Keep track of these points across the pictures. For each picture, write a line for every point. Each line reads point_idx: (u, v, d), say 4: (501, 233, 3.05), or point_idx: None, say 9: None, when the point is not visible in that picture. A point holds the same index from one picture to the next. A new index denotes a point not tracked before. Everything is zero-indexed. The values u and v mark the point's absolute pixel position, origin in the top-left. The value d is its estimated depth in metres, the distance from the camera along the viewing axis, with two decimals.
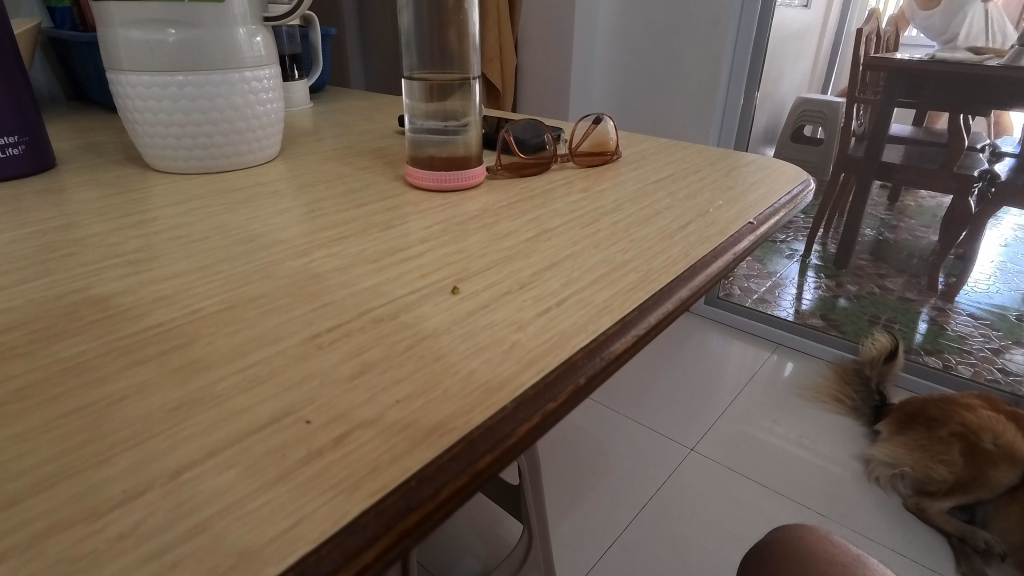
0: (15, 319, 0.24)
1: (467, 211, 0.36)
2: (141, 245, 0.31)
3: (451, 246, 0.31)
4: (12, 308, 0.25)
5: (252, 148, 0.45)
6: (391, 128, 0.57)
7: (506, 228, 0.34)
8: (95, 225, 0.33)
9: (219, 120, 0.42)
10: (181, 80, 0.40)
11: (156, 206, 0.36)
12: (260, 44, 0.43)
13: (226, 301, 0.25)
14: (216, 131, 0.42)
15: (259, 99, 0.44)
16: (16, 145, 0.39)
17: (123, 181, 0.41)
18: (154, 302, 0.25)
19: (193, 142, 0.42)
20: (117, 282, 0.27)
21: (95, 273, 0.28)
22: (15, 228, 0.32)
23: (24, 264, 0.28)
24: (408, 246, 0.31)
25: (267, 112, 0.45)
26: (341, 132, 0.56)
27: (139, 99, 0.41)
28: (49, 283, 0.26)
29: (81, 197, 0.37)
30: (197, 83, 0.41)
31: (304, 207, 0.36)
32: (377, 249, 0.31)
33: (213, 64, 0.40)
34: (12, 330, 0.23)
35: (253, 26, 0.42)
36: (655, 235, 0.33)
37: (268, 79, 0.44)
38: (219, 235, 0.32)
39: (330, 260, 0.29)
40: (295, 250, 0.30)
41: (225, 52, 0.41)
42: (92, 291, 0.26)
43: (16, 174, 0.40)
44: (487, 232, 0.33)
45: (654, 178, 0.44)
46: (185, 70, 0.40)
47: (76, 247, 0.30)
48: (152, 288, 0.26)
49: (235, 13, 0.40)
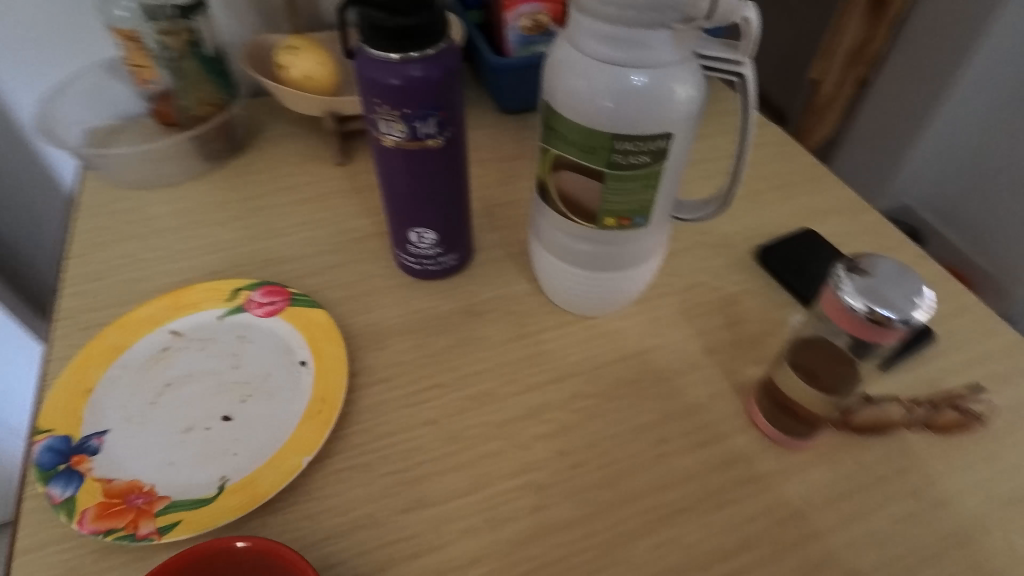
0: (484, 548, 0.40)
1: (791, 497, 0.43)
2: (545, 459, 0.44)
3: (767, 566, 0.40)
4: (477, 530, 0.41)
5: (623, 303, 0.53)
6: (745, 246, 0.59)
7: (818, 553, 0.40)
8: (518, 406, 0.47)
9: (604, 294, 0.50)
10: (586, 270, 0.49)
11: (550, 380, 0.49)
12: (658, 237, 0.48)
13: None
14: (598, 298, 0.51)
15: (640, 276, 0.50)
16: (455, 258, 0.55)
17: (525, 315, 0.54)
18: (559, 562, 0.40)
19: (579, 301, 0.52)
20: (533, 519, 0.41)
21: (517, 496, 0.42)
22: (465, 390, 0.48)
23: (475, 460, 0.44)
24: (734, 550, 0.40)
25: (642, 281, 0.51)
26: (697, 238, 0.59)
27: (552, 270, 0.50)
28: (494, 500, 0.42)
29: (499, 338, 0.52)
30: (598, 272, 0.49)
31: (656, 430, 0.46)
32: (708, 547, 0.40)
33: (615, 261, 0.47)
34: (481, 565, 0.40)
35: (659, 227, 0.47)
36: None
37: (654, 259, 0.50)
38: (595, 460, 0.44)
39: (672, 549, 0.40)
40: (648, 519, 0.41)
41: (626, 254, 0.47)
42: (521, 525, 0.41)
43: (450, 274, 0.56)
44: (802, 554, 0.40)
45: (1004, 493, 0.43)
46: (598, 265, 0.48)
47: (502, 443, 0.45)
48: (558, 539, 0.41)
49: (648, 228, 0.46)
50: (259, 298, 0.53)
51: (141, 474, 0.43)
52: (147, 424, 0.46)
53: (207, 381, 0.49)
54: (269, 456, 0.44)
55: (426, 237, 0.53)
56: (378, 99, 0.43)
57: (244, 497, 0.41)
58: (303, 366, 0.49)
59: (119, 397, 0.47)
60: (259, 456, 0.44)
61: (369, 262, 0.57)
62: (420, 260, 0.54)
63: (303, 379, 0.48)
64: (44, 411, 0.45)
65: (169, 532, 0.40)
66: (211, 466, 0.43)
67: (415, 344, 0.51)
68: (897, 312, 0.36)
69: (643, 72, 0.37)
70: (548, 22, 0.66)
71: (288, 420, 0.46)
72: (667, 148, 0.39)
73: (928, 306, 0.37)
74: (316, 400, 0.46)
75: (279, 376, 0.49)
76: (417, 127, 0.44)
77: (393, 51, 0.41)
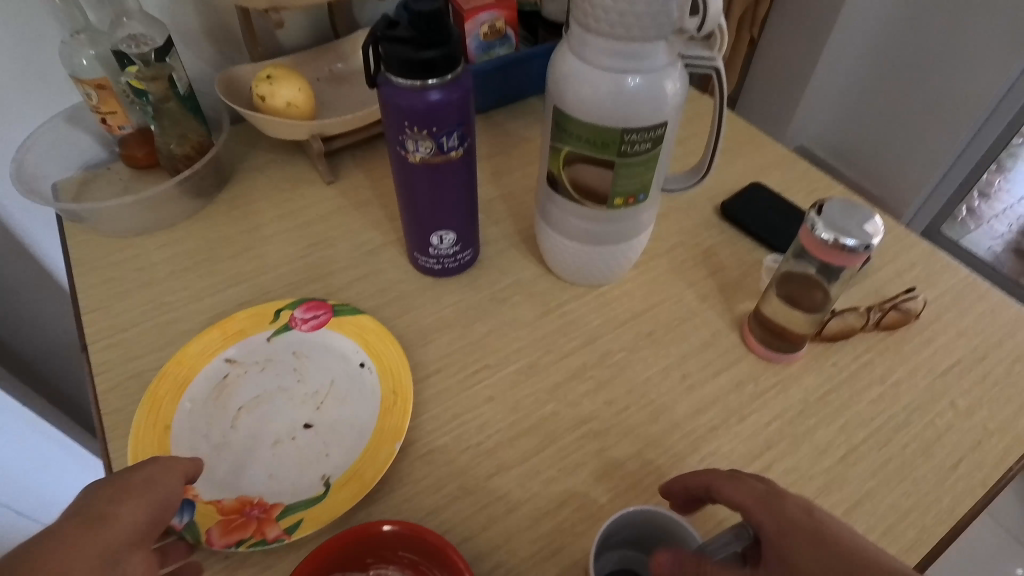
0: (564, 491, 0.48)
1: (793, 400, 0.53)
2: (594, 411, 0.52)
3: (787, 457, 0.50)
4: (555, 477, 0.49)
5: (624, 271, 0.61)
6: (708, 205, 0.69)
7: (822, 439, 0.51)
8: (562, 371, 0.55)
9: (610, 264, 0.58)
10: (594, 246, 0.56)
11: (579, 345, 0.57)
12: (654, 210, 0.56)
13: (666, 499, 0.48)
14: (604, 270, 0.59)
15: (640, 246, 0.58)
16: (469, 253, 0.61)
17: (542, 293, 0.61)
18: (629, 489, 0.48)
19: (588, 274, 0.59)
20: (598, 459, 0.50)
21: (581, 445, 0.50)
22: (510, 366, 0.55)
23: (537, 424, 0.52)
24: (761, 450, 0.50)
25: (640, 250, 0.59)
26: (669, 205, 0.69)
27: (564, 249, 0.58)
28: (561, 452, 0.50)
29: (525, 316, 0.59)
30: (605, 247, 0.56)
31: (677, 369, 0.55)
32: (740, 451, 0.50)
33: (620, 236, 0.55)
34: (567, 505, 0.47)
35: (655, 202, 0.54)
36: (931, 475, 0.49)
37: (650, 229, 0.58)
38: (637, 405, 0.53)
39: (714, 460, 0.50)
40: (689, 441, 0.51)
41: (630, 229, 0.55)
42: (590, 465, 0.49)
43: (466, 268, 0.62)
44: (811, 442, 0.51)
45: (944, 366, 0.56)
46: (607, 242, 0.56)
47: (555, 404, 0.53)
48: (622, 472, 0.49)
49: (648, 205, 0.53)
50: (301, 315, 0.57)
51: (246, 492, 0.47)
52: (232, 448, 0.49)
53: (277, 399, 0.52)
54: (361, 452, 0.49)
55: (446, 238, 0.58)
56: (405, 122, 0.48)
57: (353, 488, 0.46)
58: (363, 368, 0.54)
59: (196, 429, 0.50)
60: (353, 453, 0.49)
61: (392, 271, 0.63)
62: (440, 260, 0.60)
63: (368, 379, 0.53)
64: (133, 454, 0.47)
65: (298, 530, 0.44)
66: (310, 471, 0.48)
67: (454, 335, 0.57)
68: (859, 240, 0.46)
69: (638, 75, 0.44)
70: (505, 27, 0.72)
71: (366, 418, 0.51)
72: (664, 134, 0.47)
73: (879, 232, 0.47)
74: (389, 393, 0.51)
75: (342, 383, 0.53)
76: (442, 142, 0.49)
77: (416, 78, 0.46)
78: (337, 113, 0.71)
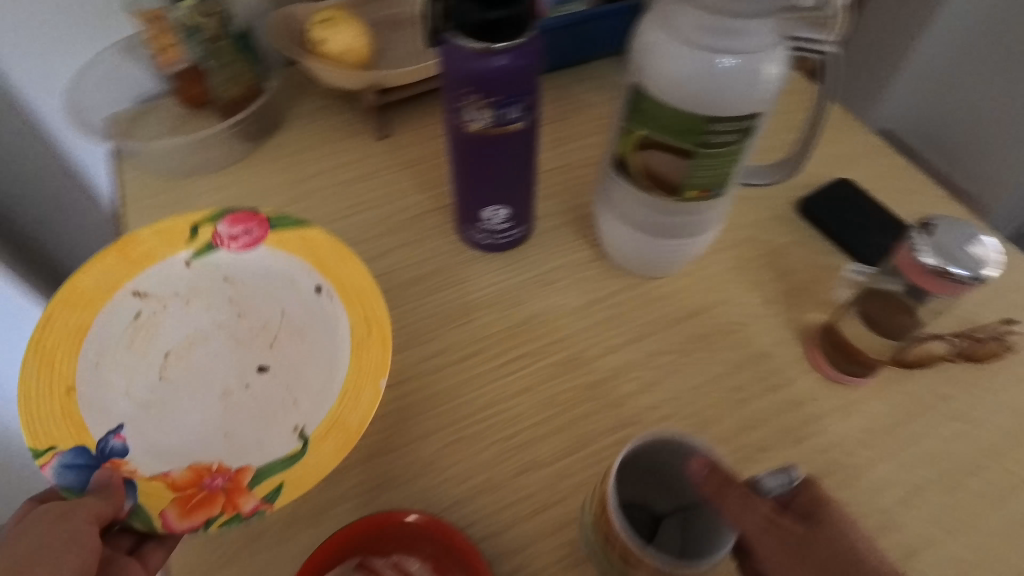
0: None
1: (853, 427, 0.49)
2: (634, 416, 0.49)
3: (841, 490, 0.46)
4: (586, 483, 0.46)
5: (684, 265, 0.56)
6: (784, 199, 0.62)
7: (882, 475, 0.47)
8: (605, 368, 0.52)
9: (671, 258, 0.54)
10: (656, 238, 0.51)
11: (626, 341, 0.53)
12: (728, 205, 0.51)
13: None
14: (664, 263, 0.54)
15: (706, 241, 0.53)
16: (521, 230, 0.57)
17: (591, 280, 0.57)
18: None
19: (646, 265, 0.55)
20: None
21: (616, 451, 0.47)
22: (549, 357, 0.52)
23: (572, 422, 0.49)
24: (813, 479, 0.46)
25: (705, 245, 0.54)
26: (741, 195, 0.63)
27: (623, 237, 0.53)
28: (594, 456, 0.47)
29: (570, 303, 0.55)
30: (668, 240, 0.52)
31: (729, 379, 0.51)
32: None
33: (686, 230, 0.50)
34: None
35: (730, 197, 0.49)
36: (1001, 530, 0.45)
37: (720, 224, 0.53)
38: (681, 414, 0.49)
39: None
40: (734, 461, 0.47)
41: (699, 224, 0.50)
42: None
43: (516, 246, 0.59)
44: (869, 477, 0.47)
45: None
46: (672, 234, 0.51)
47: (594, 403, 0.50)
48: None
49: (723, 199, 0.48)
50: (225, 231, 0.53)
51: (204, 456, 0.45)
52: (174, 398, 0.47)
53: (215, 340, 0.51)
54: (333, 398, 0.46)
55: (498, 213, 0.54)
56: (465, 88, 0.43)
57: (337, 437, 0.44)
58: (321, 292, 0.51)
59: (125, 370, 0.48)
60: (321, 401, 0.46)
61: (435, 241, 0.60)
62: (490, 235, 0.56)
63: (326, 303, 0.51)
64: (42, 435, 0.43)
65: (278, 498, 0.42)
66: (278, 425, 0.46)
67: (494, 317, 0.55)
68: (968, 270, 0.40)
69: (734, 55, 0.39)
70: None
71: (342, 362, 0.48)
72: (754, 125, 0.41)
73: (994, 261, 0.41)
74: (360, 329, 0.48)
75: (296, 310, 0.51)
76: (504, 113, 0.45)
77: (478, 42, 0.41)
78: (391, 63, 0.67)
